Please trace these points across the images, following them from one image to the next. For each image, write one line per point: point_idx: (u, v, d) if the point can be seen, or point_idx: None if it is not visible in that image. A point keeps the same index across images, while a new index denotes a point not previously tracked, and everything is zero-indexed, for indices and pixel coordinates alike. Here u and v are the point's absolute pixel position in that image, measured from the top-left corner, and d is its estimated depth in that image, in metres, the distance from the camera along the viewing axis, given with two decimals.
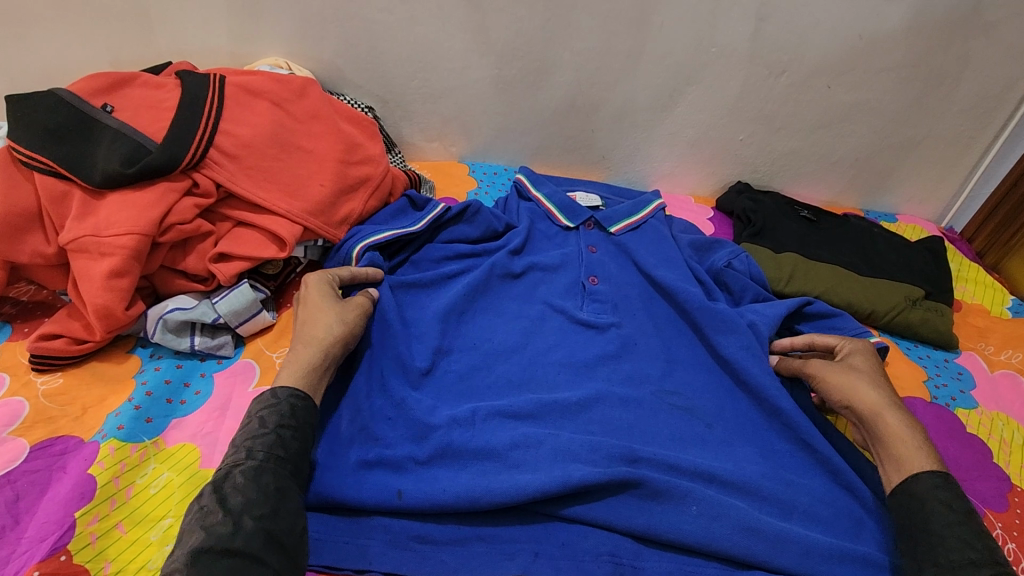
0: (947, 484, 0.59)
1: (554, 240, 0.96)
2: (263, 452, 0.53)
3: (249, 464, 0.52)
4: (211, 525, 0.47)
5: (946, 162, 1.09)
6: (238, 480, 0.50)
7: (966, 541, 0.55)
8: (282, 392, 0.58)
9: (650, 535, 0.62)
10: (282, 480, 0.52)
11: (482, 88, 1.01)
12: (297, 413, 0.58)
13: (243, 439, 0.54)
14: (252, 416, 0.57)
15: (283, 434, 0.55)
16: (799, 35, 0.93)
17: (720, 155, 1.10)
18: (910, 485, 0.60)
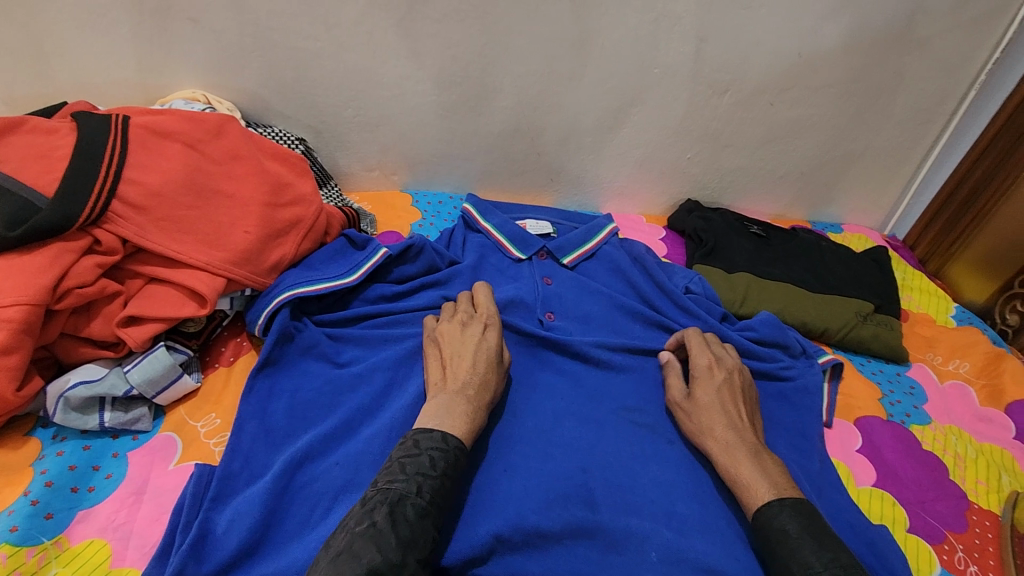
0: (784, 509, 0.59)
1: (506, 273, 0.92)
2: (430, 494, 0.54)
3: (420, 503, 0.53)
4: (387, 550, 0.48)
5: (886, 174, 1.11)
6: (408, 513, 0.52)
7: (805, 562, 0.53)
8: (453, 441, 0.59)
9: None
10: (436, 530, 0.54)
11: (420, 115, 0.96)
12: (456, 464, 0.58)
13: (415, 472, 0.55)
14: (421, 446, 0.58)
15: (446, 484, 0.56)
16: (740, 54, 0.92)
17: (669, 174, 1.08)
18: (756, 522, 0.59)
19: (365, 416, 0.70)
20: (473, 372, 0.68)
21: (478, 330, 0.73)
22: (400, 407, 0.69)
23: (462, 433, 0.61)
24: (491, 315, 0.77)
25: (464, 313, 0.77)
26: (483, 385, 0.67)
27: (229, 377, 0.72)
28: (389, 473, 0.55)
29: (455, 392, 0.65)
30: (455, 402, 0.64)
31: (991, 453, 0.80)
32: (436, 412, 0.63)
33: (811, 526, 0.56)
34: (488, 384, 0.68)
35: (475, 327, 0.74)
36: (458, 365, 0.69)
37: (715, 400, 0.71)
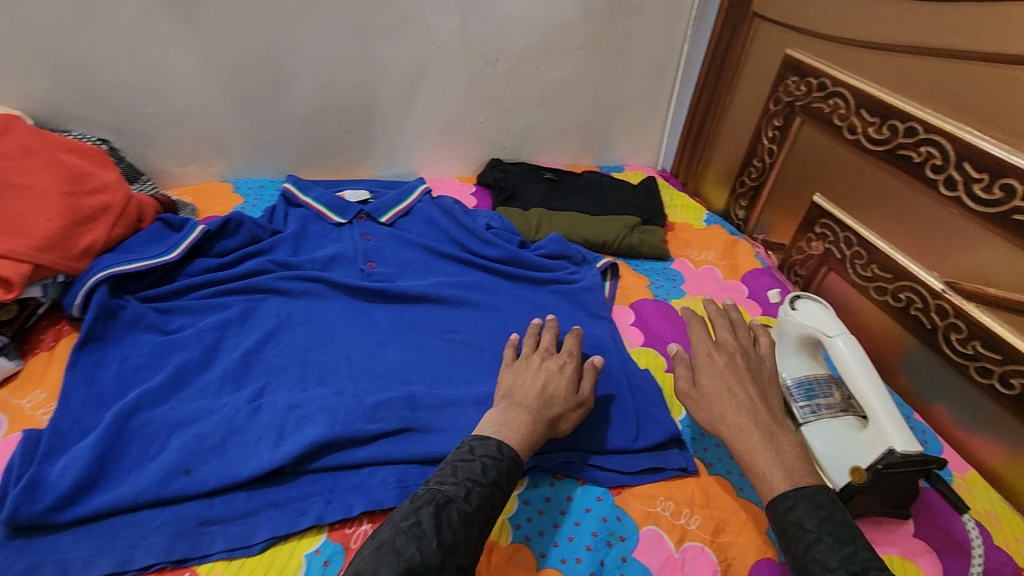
0: (800, 502, 0.58)
1: (329, 237, 1.03)
2: (476, 502, 0.58)
3: (464, 509, 0.56)
4: (427, 552, 0.52)
5: (645, 118, 1.35)
6: (454, 518, 0.56)
7: (824, 562, 0.54)
8: (508, 452, 0.63)
9: (432, 457, 0.71)
10: (479, 538, 0.57)
11: (224, 106, 1.04)
12: (505, 474, 0.61)
13: (466, 477, 0.59)
14: (475, 453, 0.62)
15: (494, 493, 0.60)
16: (499, 28, 1.10)
17: (469, 138, 1.24)
18: (772, 517, 0.59)
19: (198, 366, 0.77)
20: (539, 394, 0.70)
21: (554, 364, 0.74)
22: (233, 359, 0.78)
23: (517, 446, 0.64)
24: (571, 353, 0.76)
25: (545, 348, 0.77)
26: (546, 405, 0.69)
27: (51, 358, 0.75)
28: (441, 475, 0.60)
29: (516, 404, 0.68)
30: (514, 414, 0.67)
31: None
32: (496, 420, 0.67)
33: (829, 521, 0.56)
34: (551, 406, 0.69)
35: (553, 361, 0.75)
36: (526, 388, 0.71)
37: (720, 387, 0.69)
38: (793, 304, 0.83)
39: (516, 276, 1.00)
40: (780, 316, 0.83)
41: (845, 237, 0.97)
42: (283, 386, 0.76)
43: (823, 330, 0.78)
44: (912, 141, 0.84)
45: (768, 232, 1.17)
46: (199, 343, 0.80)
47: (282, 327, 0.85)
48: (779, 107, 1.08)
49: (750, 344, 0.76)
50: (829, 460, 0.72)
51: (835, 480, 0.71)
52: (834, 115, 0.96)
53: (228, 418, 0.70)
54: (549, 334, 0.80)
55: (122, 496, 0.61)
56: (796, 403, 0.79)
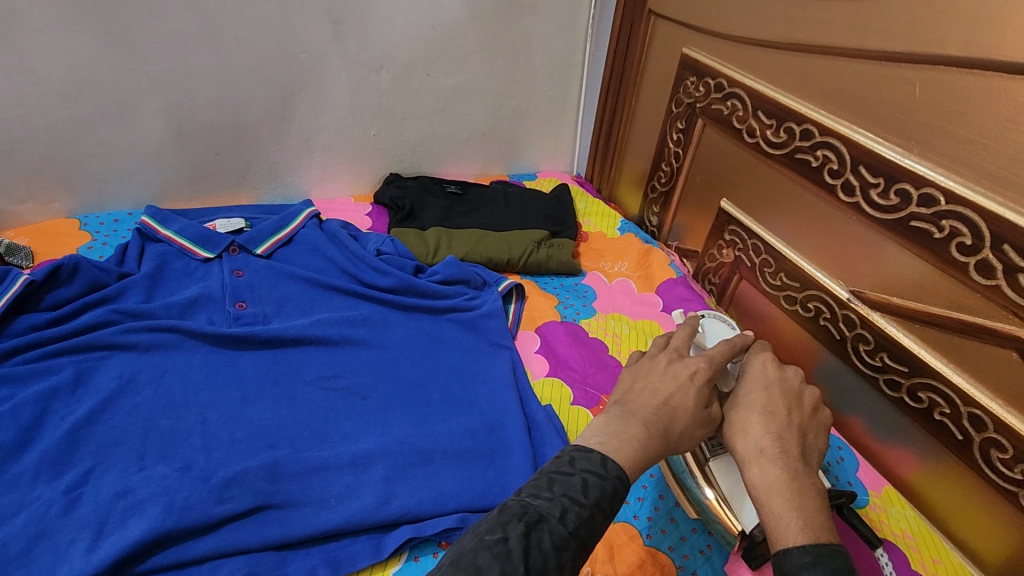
0: (819, 562, 0.45)
1: (193, 275, 0.90)
2: (574, 525, 0.45)
3: (559, 533, 0.44)
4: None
5: (554, 123, 1.28)
6: (545, 540, 0.44)
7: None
8: (614, 469, 0.50)
9: (291, 539, 0.61)
10: (575, 569, 0.45)
11: (59, 131, 0.90)
12: (608, 494, 0.49)
13: (560, 492, 0.47)
14: (575, 465, 0.50)
15: (597, 517, 0.47)
16: (378, 32, 1.01)
17: (362, 153, 1.14)
18: (779, 569, 0.47)
19: (9, 452, 0.65)
20: (660, 406, 0.57)
21: (683, 371, 0.61)
22: (54, 439, 0.66)
23: (626, 464, 0.51)
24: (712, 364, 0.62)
25: (676, 348, 0.65)
26: (669, 419, 0.56)
27: None
28: (535, 485, 0.48)
29: (630, 415, 0.56)
30: (630, 427, 0.54)
31: (641, 326, 0.98)
32: (605, 428, 0.54)
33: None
34: (671, 425, 0.56)
35: (681, 365, 0.62)
36: (645, 397, 0.58)
37: (768, 400, 0.60)
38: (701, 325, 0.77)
39: (409, 307, 0.91)
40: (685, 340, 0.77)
41: (753, 244, 0.93)
42: (115, 467, 0.65)
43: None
44: (808, 145, 0.79)
45: (681, 239, 1.12)
46: (14, 421, 0.67)
47: (123, 391, 0.73)
48: (681, 109, 1.03)
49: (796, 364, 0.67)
50: (742, 498, 0.65)
51: (748, 520, 0.64)
52: (732, 117, 0.91)
53: (37, 517, 0.59)
54: (687, 335, 0.67)
55: None
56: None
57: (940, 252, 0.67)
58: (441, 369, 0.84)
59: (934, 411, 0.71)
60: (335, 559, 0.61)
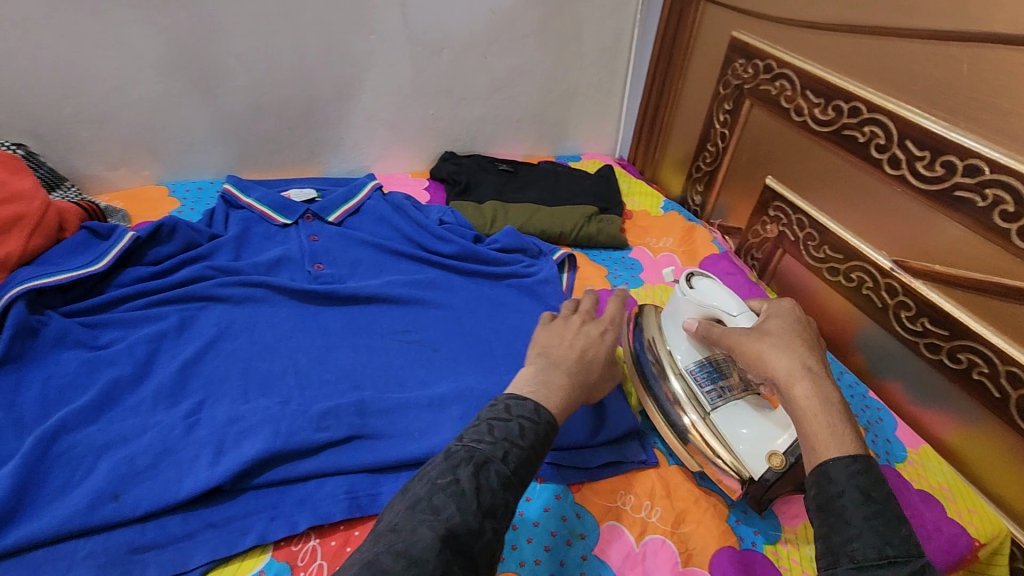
0: (866, 470, 0.49)
1: (274, 239, 0.98)
2: (514, 464, 0.50)
3: (504, 471, 0.49)
4: (466, 513, 0.45)
5: (599, 106, 1.33)
6: (493, 480, 0.48)
7: (883, 535, 0.45)
8: (545, 415, 0.55)
9: (383, 464, 0.68)
10: (517, 502, 0.49)
11: (151, 105, 0.98)
12: (539, 437, 0.53)
13: (501, 436, 0.51)
14: (511, 412, 0.54)
15: (533, 456, 0.52)
16: (442, 16, 1.07)
17: (420, 131, 1.21)
18: (823, 475, 0.50)
19: (131, 383, 0.72)
20: (579, 357, 0.66)
21: (595, 330, 0.70)
22: (169, 372, 0.74)
23: (552, 409, 0.57)
24: (614, 323, 0.73)
25: (586, 311, 0.74)
26: (586, 370, 0.65)
27: None
28: (476, 432, 0.52)
29: (553, 365, 0.63)
30: (553, 374, 0.62)
31: None
32: (533, 378, 0.61)
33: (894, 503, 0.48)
34: (588, 373, 0.65)
35: (593, 327, 0.71)
36: (564, 349, 0.66)
37: (792, 332, 0.63)
38: (689, 282, 0.78)
39: (472, 272, 0.98)
40: (675, 298, 0.79)
41: (797, 219, 0.98)
42: (223, 399, 0.72)
43: (722, 308, 0.73)
44: (856, 122, 0.84)
45: (724, 217, 1.17)
46: (130, 357, 0.75)
47: (223, 336, 0.81)
48: (729, 90, 1.08)
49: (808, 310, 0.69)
50: (749, 446, 0.68)
51: (755, 467, 0.67)
52: (780, 97, 0.96)
53: (162, 436, 0.66)
54: (591, 300, 0.76)
55: (43, 528, 0.57)
56: (704, 390, 0.74)
57: (983, 220, 0.71)
58: (503, 328, 0.90)
59: (973, 371, 0.76)
60: None
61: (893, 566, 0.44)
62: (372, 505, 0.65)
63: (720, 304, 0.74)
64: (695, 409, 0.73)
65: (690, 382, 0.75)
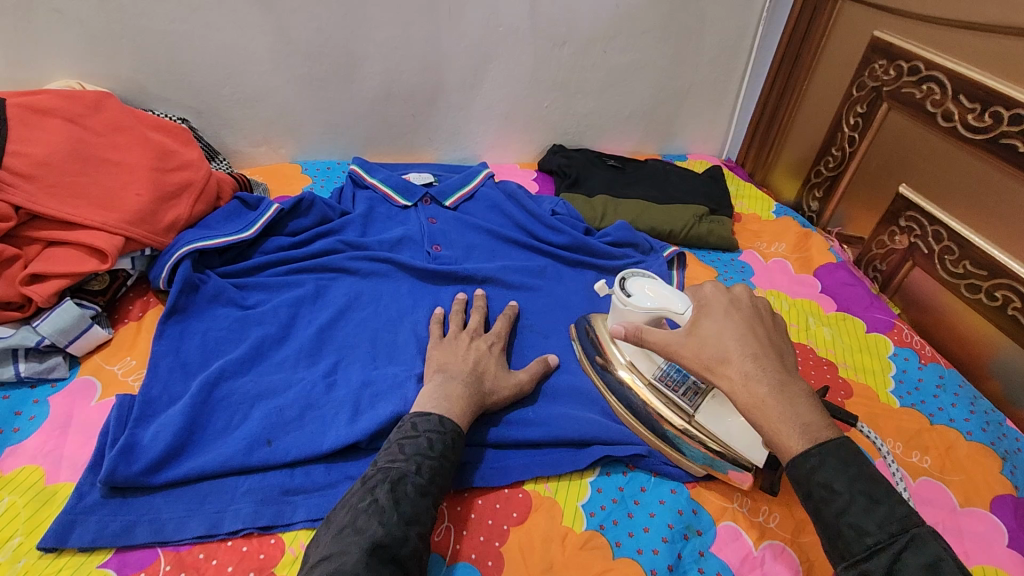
0: (825, 461, 0.48)
1: (395, 219, 1.03)
2: (428, 475, 0.57)
3: (419, 482, 0.56)
4: (388, 524, 0.51)
5: (713, 105, 1.30)
6: (409, 491, 0.55)
7: (860, 527, 0.46)
8: (450, 423, 0.62)
9: (505, 441, 0.70)
10: (434, 508, 0.56)
11: (294, 88, 1.05)
12: (445, 445, 0.60)
13: (414, 453, 0.58)
14: (420, 429, 0.61)
15: (445, 463, 0.59)
16: (569, 9, 1.08)
17: (533, 123, 1.23)
18: (795, 481, 0.50)
19: (276, 341, 0.79)
20: (473, 369, 0.71)
21: (483, 344, 0.76)
22: (309, 335, 0.79)
23: (459, 419, 0.64)
24: (500, 336, 0.79)
25: (475, 328, 0.79)
26: (477, 379, 0.70)
27: (139, 328, 0.78)
28: (389, 454, 0.58)
29: (451, 378, 0.69)
30: (452, 385, 0.67)
31: (801, 305, 1.01)
32: (433, 393, 0.66)
33: (861, 479, 0.47)
34: (485, 381, 0.70)
35: (482, 342, 0.77)
36: (459, 362, 0.71)
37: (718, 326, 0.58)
38: (624, 290, 0.74)
39: (582, 264, 0.99)
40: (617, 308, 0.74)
41: (933, 231, 0.92)
42: (355, 363, 0.77)
43: (669, 307, 0.68)
44: (1018, 130, 0.78)
45: (843, 225, 1.12)
46: (275, 317, 0.81)
47: (353, 305, 0.86)
48: (864, 93, 1.04)
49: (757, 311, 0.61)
50: (740, 440, 0.64)
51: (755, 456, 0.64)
52: (926, 101, 0.91)
53: (306, 392, 0.72)
54: (478, 315, 0.82)
55: (211, 464, 0.63)
56: (675, 391, 0.69)
57: None
58: None
59: None
60: (540, 463, 0.70)
61: (876, 558, 0.45)
62: (495, 477, 0.68)
63: (666, 302, 0.69)
64: (676, 414, 0.69)
65: (658, 388, 0.70)
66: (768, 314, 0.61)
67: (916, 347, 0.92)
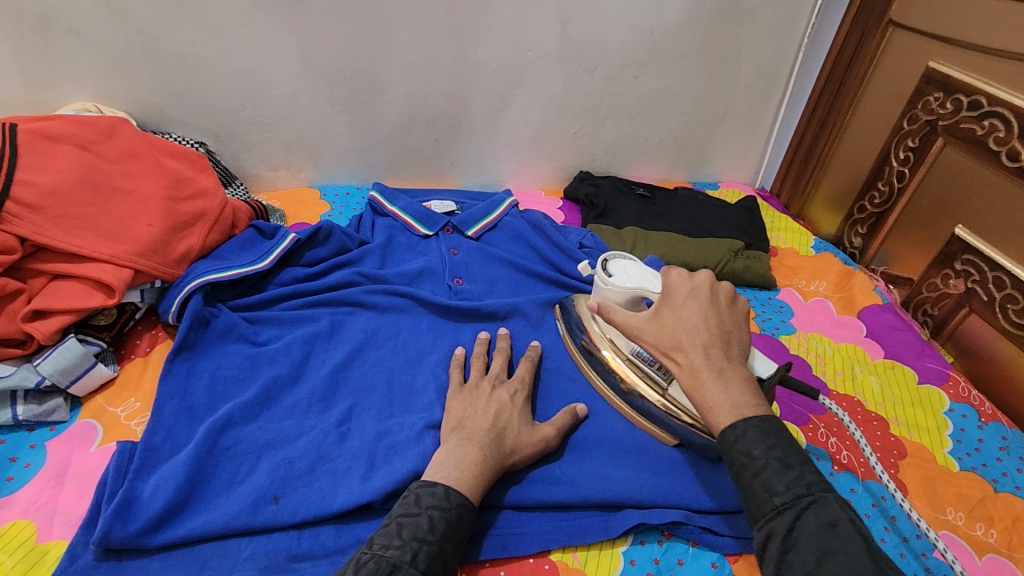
0: (752, 428, 0.52)
1: (415, 249, 0.99)
2: (424, 564, 0.52)
3: (413, 574, 0.51)
4: None
5: (748, 133, 1.25)
6: None
7: (769, 486, 0.49)
8: (456, 498, 0.57)
9: (529, 504, 0.65)
10: None
11: (315, 112, 1.02)
12: (446, 527, 0.55)
13: (410, 537, 0.53)
14: (421, 504, 0.56)
15: (445, 547, 0.54)
16: (601, 34, 1.04)
17: (559, 149, 1.18)
18: (722, 445, 0.53)
19: (287, 382, 0.74)
20: (498, 426, 0.66)
21: (505, 394, 0.70)
22: (322, 377, 0.75)
23: (470, 490, 0.59)
24: (524, 381, 0.74)
25: (496, 374, 0.74)
26: (500, 439, 0.64)
27: (146, 366, 0.74)
28: (386, 536, 0.53)
29: (473, 437, 0.63)
30: (472, 448, 0.62)
31: (846, 351, 0.94)
32: (448, 458, 0.61)
33: (778, 445, 0.50)
34: (508, 440, 0.65)
35: (504, 390, 0.71)
36: (488, 417, 0.66)
37: (676, 315, 0.62)
38: (606, 271, 0.75)
39: None
40: (596, 288, 0.75)
41: (994, 277, 0.85)
42: (370, 409, 0.72)
43: (648, 287, 0.71)
44: None
45: (889, 264, 1.05)
46: (286, 355, 0.77)
47: (369, 344, 0.81)
48: (917, 126, 0.97)
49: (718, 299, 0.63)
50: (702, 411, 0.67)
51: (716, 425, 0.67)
52: (989, 138, 0.85)
53: (316, 442, 0.67)
54: (501, 358, 0.77)
55: (212, 525, 0.58)
56: (650, 367, 0.71)
57: None
58: None
59: None
60: (568, 529, 0.64)
61: (783, 516, 0.47)
62: (518, 544, 0.62)
63: (644, 282, 0.72)
64: (652, 388, 0.71)
65: (636, 364, 0.73)
66: (730, 298, 0.64)
67: (974, 402, 0.85)
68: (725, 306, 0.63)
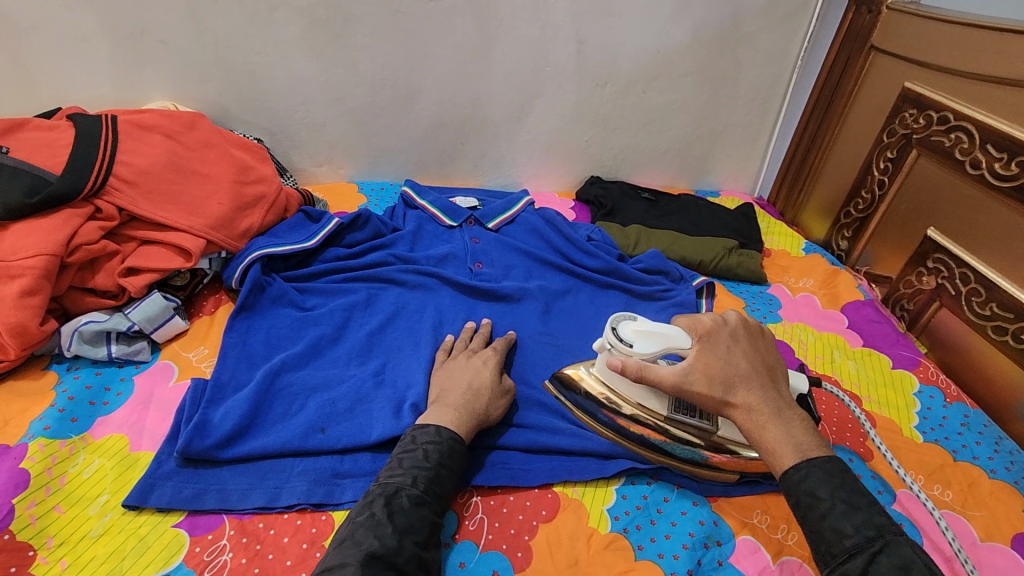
0: (813, 470, 0.55)
1: (441, 237, 1.11)
2: (424, 485, 0.62)
3: (414, 493, 0.61)
4: (384, 536, 0.56)
5: (747, 145, 1.36)
6: (405, 502, 0.60)
7: (839, 530, 0.52)
8: (447, 433, 0.67)
9: (535, 446, 0.76)
10: (432, 516, 0.61)
11: (357, 116, 1.16)
12: (441, 457, 0.65)
13: (410, 466, 0.63)
14: (417, 442, 0.66)
15: (442, 472, 0.64)
16: (612, 53, 1.16)
17: (572, 154, 1.31)
18: (785, 488, 0.56)
19: (330, 341, 0.86)
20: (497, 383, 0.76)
21: (478, 360, 0.79)
22: (360, 338, 0.86)
23: None
24: (495, 351, 0.81)
25: (472, 347, 0.83)
26: (473, 399, 0.72)
27: (212, 322, 0.87)
28: (389, 468, 0.63)
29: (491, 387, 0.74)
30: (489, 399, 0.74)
31: (828, 338, 1.04)
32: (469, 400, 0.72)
33: (843, 487, 0.54)
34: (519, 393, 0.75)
35: (477, 358, 0.80)
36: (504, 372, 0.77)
37: (725, 356, 0.62)
38: (621, 338, 0.70)
39: (614, 287, 1.04)
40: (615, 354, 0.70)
41: (960, 272, 0.95)
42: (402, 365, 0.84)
43: (673, 344, 0.66)
44: None
45: (872, 265, 1.15)
46: (329, 318, 0.89)
47: (399, 313, 0.93)
48: (894, 139, 1.08)
49: (748, 339, 0.65)
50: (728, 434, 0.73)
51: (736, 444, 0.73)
52: (955, 148, 0.95)
53: (356, 387, 0.78)
54: (480, 338, 0.85)
55: (272, 446, 0.70)
56: (691, 416, 0.73)
57: None
58: None
59: None
60: (569, 468, 0.74)
61: (855, 558, 0.51)
62: (524, 478, 0.73)
63: (668, 340, 0.66)
64: (695, 434, 0.73)
65: (675, 419, 0.74)
66: (762, 335, 0.66)
67: (941, 385, 0.94)
68: (761, 346, 0.65)
